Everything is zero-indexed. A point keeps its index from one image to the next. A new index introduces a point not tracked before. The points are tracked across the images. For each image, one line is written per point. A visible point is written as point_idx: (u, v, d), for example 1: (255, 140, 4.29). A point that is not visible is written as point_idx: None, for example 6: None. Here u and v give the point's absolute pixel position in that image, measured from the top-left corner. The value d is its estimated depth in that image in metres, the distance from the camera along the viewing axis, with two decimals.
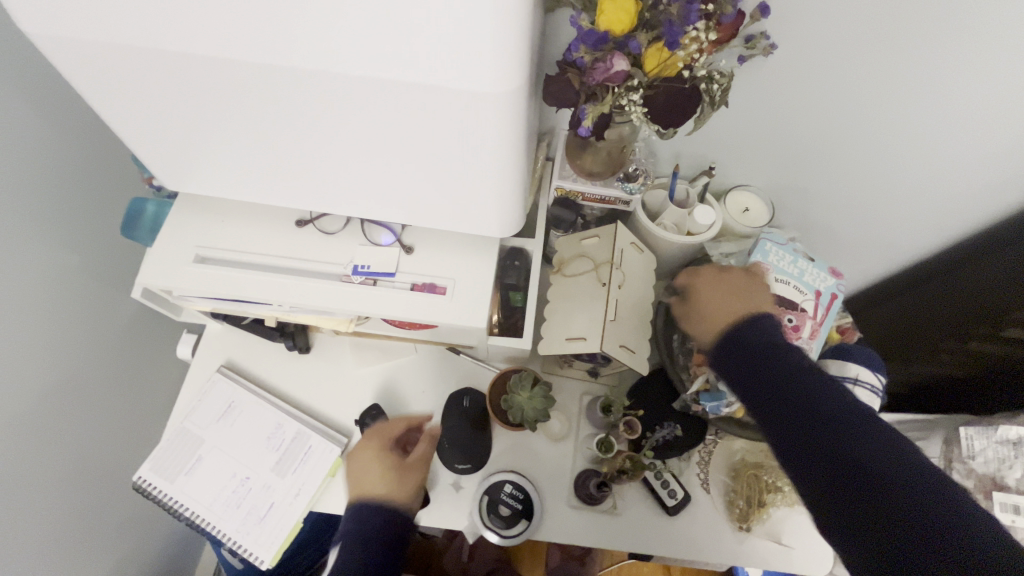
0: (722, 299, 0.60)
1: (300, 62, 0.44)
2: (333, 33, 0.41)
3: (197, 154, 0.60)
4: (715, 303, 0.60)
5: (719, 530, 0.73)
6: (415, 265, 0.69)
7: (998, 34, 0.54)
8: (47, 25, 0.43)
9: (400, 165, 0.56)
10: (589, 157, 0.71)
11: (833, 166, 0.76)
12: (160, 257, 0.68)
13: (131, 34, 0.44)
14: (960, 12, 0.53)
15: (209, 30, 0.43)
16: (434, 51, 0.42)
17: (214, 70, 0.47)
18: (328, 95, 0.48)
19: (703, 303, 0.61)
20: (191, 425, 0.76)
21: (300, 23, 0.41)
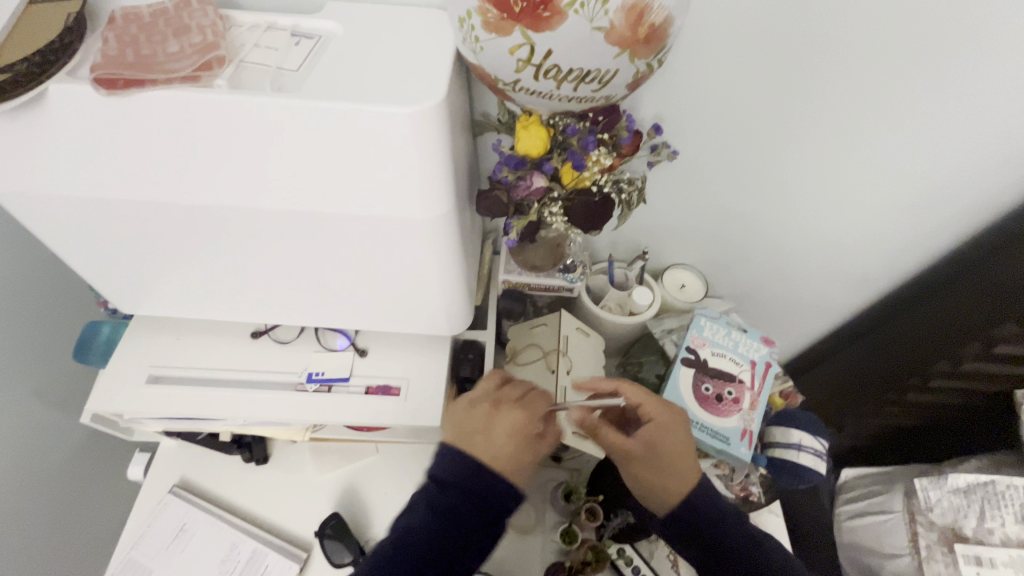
0: (681, 454, 0.58)
1: (250, 202, 0.49)
2: (278, 179, 0.47)
3: (151, 281, 0.63)
4: (680, 461, 0.58)
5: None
6: (369, 368, 0.71)
7: (854, 132, 0.65)
8: (15, 184, 0.47)
9: (347, 280, 0.60)
10: (530, 253, 0.77)
11: (753, 242, 0.85)
12: (113, 380, 0.68)
13: (93, 187, 0.48)
14: (820, 117, 0.64)
15: (165, 181, 0.48)
16: (368, 187, 0.47)
17: (168, 212, 0.51)
18: (276, 227, 0.52)
19: (670, 460, 0.58)
20: (139, 554, 0.72)
21: (248, 171, 0.46)
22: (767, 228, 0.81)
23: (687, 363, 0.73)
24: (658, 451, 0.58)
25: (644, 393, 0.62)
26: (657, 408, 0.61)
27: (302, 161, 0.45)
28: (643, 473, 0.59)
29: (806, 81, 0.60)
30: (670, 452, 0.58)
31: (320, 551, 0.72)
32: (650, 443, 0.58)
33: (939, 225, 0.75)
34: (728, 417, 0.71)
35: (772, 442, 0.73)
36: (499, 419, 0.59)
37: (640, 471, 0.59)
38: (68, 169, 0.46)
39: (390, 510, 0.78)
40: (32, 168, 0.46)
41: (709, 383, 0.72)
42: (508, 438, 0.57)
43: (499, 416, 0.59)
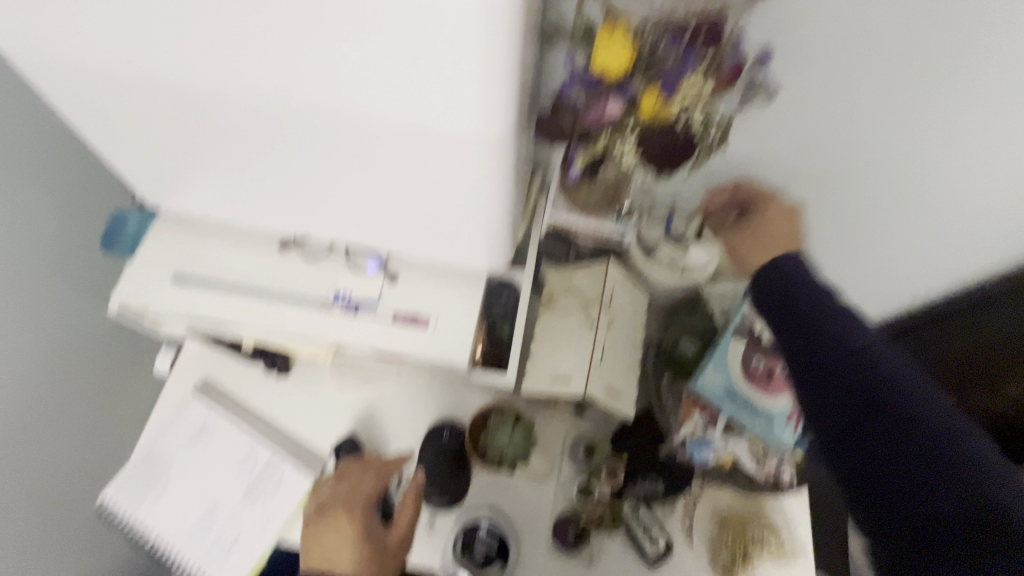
0: (783, 233, 0.60)
1: (281, 92, 0.43)
2: (314, 67, 0.40)
3: (176, 173, 0.58)
4: (777, 225, 0.60)
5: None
6: (398, 294, 0.67)
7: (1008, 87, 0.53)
8: (26, 45, 0.42)
9: (385, 196, 0.55)
10: (584, 193, 0.72)
11: (839, 208, 0.74)
12: (139, 274, 0.66)
13: (110, 57, 0.43)
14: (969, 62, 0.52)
15: (188, 57, 0.41)
16: (420, 89, 0.40)
17: (192, 95, 0.45)
18: (309, 125, 0.46)
19: (771, 230, 0.60)
20: (163, 446, 0.74)
21: (281, 53, 0.39)
22: (857, 194, 0.71)
23: (739, 335, 0.66)
24: (755, 226, 0.63)
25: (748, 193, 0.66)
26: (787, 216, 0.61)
27: (344, 47, 0.38)
28: (738, 240, 0.64)
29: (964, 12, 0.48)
30: (767, 231, 0.61)
31: (336, 468, 0.72)
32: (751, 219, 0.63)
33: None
34: (775, 396, 0.65)
35: None
36: (333, 523, 0.65)
37: (743, 240, 0.63)
38: (82, 32, 0.41)
39: (407, 437, 0.77)
40: (39, 24, 0.40)
41: (761, 359, 0.65)
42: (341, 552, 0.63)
43: (322, 535, 0.65)
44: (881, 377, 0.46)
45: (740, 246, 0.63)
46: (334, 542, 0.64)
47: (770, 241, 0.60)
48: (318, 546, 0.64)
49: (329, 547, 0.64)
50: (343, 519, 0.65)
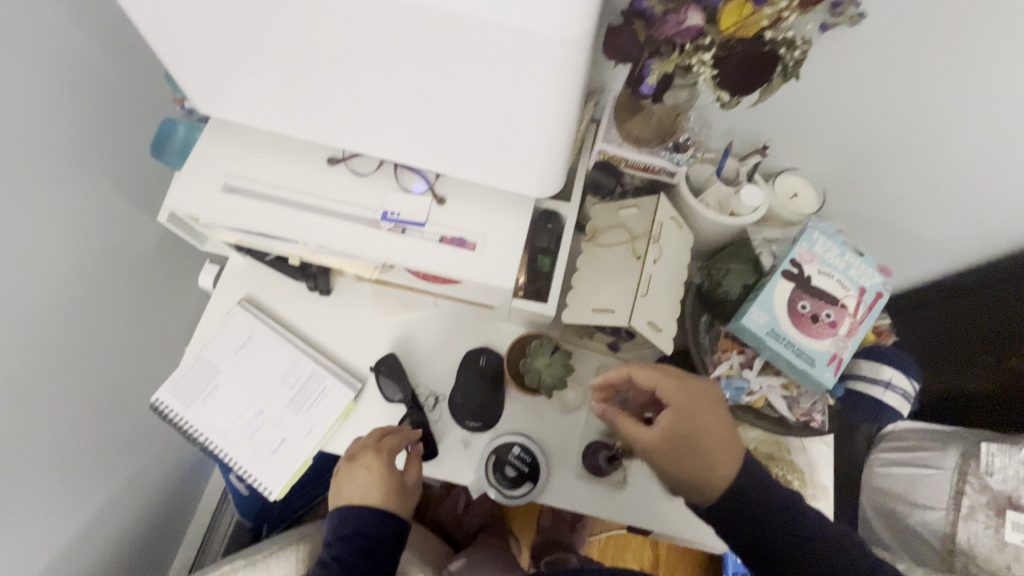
0: (716, 430, 0.58)
1: None
2: None
3: (229, 78, 0.58)
4: (711, 427, 0.58)
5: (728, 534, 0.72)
6: (446, 217, 0.67)
7: None
8: None
9: (446, 108, 0.53)
10: (639, 121, 0.67)
11: (900, 157, 0.72)
12: (189, 182, 0.67)
13: None
14: None
15: None
16: None
17: None
18: (375, 20, 0.45)
19: (696, 423, 0.58)
20: (209, 354, 0.76)
21: None
22: (925, 144, 0.68)
23: (787, 277, 0.66)
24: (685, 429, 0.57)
25: (674, 410, 0.58)
26: (672, 387, 0.60)
27: None
28: (680, 466, 0.57)
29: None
30: (703, 442, 0.57)
31: (375, 385, 0.75)
32: (672, 430, 0.57)
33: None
34: (820, 340, 0.64)
35: (856, 374, 0.67)
36: (359, 462, 0.65)
37: (671, 461, 0.57)
38: None
39: (442, 363, 0.79)
40: None
41: (807, 302, 0.65)
42: (369, 485, 0.64)
43: (353, 469, 0.65)
44: None
45: (662, 456, 0.57)
46: (362, 474, 0.64)
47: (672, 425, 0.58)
48: (346, 479, 0.65)
49: (359, 480, 0.64)
50: (367, 461, 0.65)
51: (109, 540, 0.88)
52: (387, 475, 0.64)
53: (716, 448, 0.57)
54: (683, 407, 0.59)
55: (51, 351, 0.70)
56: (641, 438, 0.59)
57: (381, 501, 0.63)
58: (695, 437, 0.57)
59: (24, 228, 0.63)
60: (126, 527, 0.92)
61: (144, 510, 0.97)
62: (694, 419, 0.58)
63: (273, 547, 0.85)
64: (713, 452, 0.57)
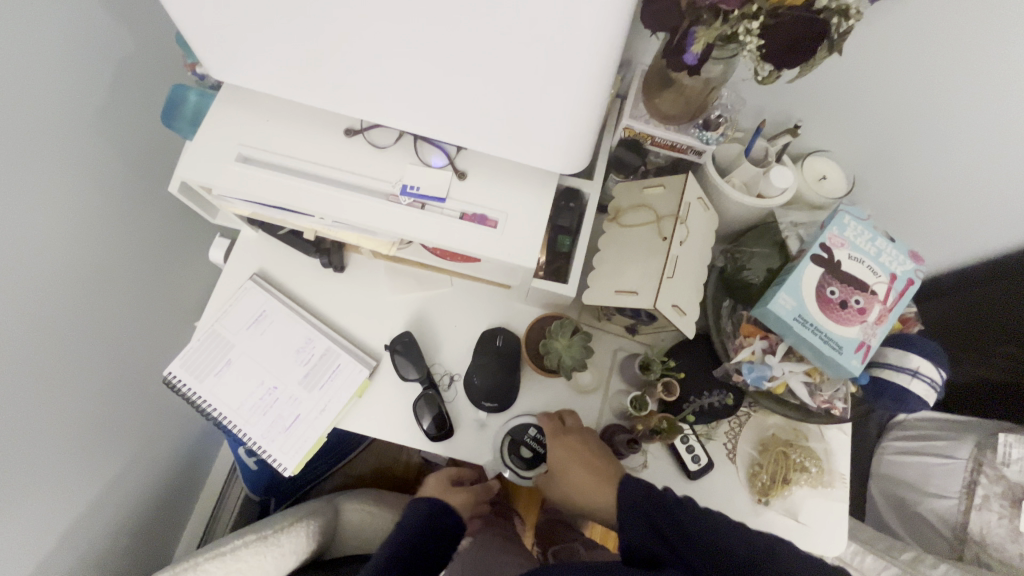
0: (589, 484, 0.65)
1: None
2: None
3: (245, 41, 0.55)
4: (585, 484, 0.66)
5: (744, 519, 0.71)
6: (466, 192, 0.65)
7: None
8: None
9: (473, 76, 0.51)
10: (669, 96, 0.64)
11: (938, 141, 0.69)
12: (202, 151, 0.65)
13: None
14: None
15: None
16: None
17: None
18: None
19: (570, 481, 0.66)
20: (222, 329, 0.75)
21: None
22: (966, 127, 0.65)
23: (817, 261, 0.64)
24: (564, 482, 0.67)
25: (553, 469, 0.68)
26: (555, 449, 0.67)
27: None
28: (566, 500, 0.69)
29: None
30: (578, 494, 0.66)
31: (391, 363, 0.74)
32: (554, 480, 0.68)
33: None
34: (848, 327, 0.63)
35: (881, 362, 0.66)
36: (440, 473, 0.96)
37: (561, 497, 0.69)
38: None
39: (458, 342, 0.78)
40: None
41: (836, 287, 0.63)
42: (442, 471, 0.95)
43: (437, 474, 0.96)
44: None
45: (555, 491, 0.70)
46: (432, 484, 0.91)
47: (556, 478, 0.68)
48: (426, 489, 0.87)
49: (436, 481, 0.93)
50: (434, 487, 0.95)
51: (119, 510, 0.88)
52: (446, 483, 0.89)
53: (586, 489, 0.66)
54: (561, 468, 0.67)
55: (60, 321, 0.69)
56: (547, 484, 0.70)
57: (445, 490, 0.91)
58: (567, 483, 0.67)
59: (32, 194, 0.62)
60: (136, 497, 0.93)
61: (153, 482, 0.97)
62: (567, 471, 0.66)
63: (282, 523, 0.85)
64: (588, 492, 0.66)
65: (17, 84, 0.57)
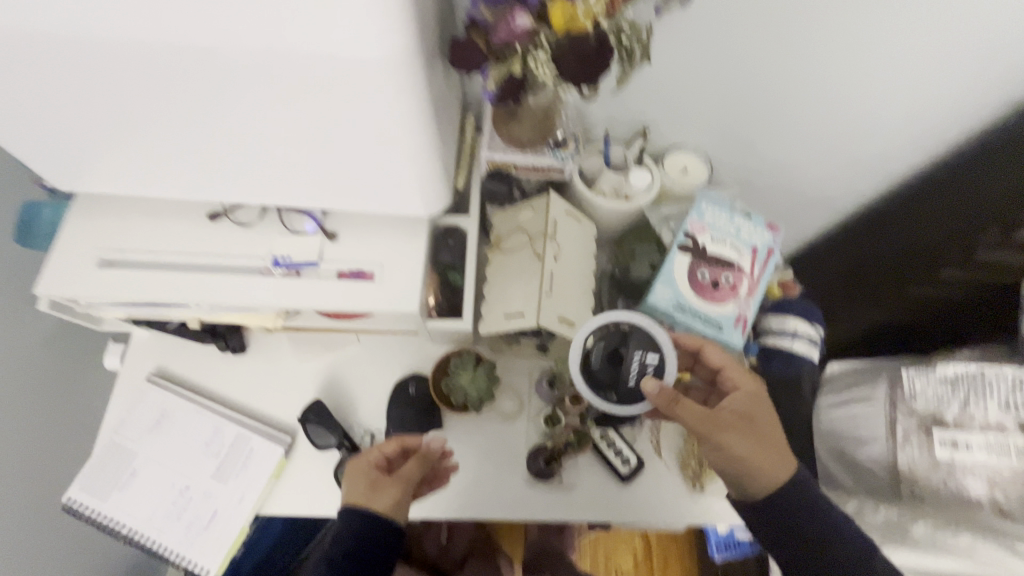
0: (773, 458, 0.57)
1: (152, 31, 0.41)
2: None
3: (79, 150, 0.56)
4: (777, 455, 0.57)
5: (682, 508, 0.73)
6: (340, 252, 0.66)
7: None
8: None
9: (302, 143, 0.53)
10: (518, 124, 0.69)
11: (769, 120, 0.75)
12: (62, 263, 0.63)
13: None
14: None
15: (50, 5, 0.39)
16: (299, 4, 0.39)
17: (66, 50, 0.43)
18: (194, 68, 0.44)
19: (767, 450, 0.57)
20: (122, 439, 0.72)
21: None
22: (786, 98, 0.71)
23: (684, 250, 0.68)
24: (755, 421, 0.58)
25: (750, 402, 0.60)
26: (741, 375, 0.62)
27: None
28: (739, 449, 0.57)
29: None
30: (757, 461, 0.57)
31: (306, 435, 0.72)
32: (744, 411, 0.59)
33: (995, 86, 0.64)
34: (724, 304, 0.66)
35: (766, 329, 0.70)
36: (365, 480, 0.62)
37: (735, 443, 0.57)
38: None
39: (373, 398, 0.77)
40: None
41: (706, 270, 0.67)
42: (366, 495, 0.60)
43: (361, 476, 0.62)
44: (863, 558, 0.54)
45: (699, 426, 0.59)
46: (354, 482, 0.62)
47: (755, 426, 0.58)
48: (353, 484, 0.62)
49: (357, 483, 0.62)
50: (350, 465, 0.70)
51: None
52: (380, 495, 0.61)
53: (773, 466, 0.57)
54: (759, 414, 0.59)
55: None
56: (698, 417, 0.58)
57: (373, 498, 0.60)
58: (760, 446, 0.57)
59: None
60: None
61: None
62: (756, 410, 0.59)
63: None
64: (770, 466, 0.57)
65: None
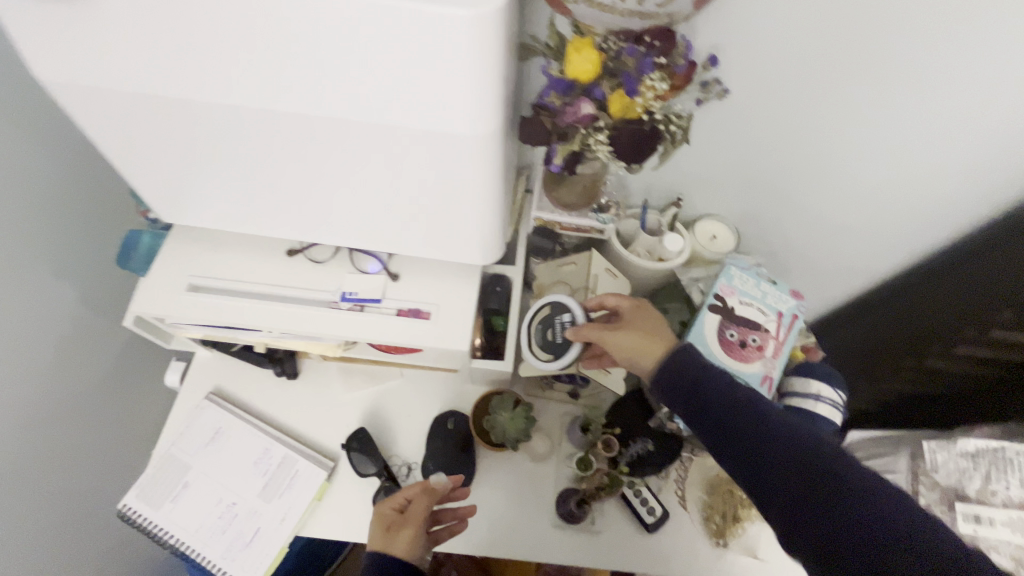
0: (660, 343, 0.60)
1: (283, 102, 0.50)
2: (313, 82, 0.48)
3: (191, 189, 0.65)
4: (664, 346, 0.60)
5: (708, 563, 0.74)
6: (401, 291, 0.73)
7: (905, 78, 0.62)
8: (63, 76, 0.49)
9: (385, 196, 0.61)
10: (564, 189, 0.76)
11: (792, 198, 0.82)
12: (156, 285, 0.71)
13: (135, 83, 0.49)
14: (871, 63, 0.61)
15: (207, 79, 0.49)
16: (412, 91, 0.47)
17: (209, 112, 0.52)
18: (311, 132, 0.53)
19: (656, 345, 0.60)
20: (179, 451, 0.77)
21: (286, 69, 0.47)
22: (810, 179, 0.78)
23: (713, 310, 0.73)
24: (648, 328, 0.63)
25: (642, 318, 0.65)
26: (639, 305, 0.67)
27: (343, 62, 0.46)
28: (631, 346, 0.61)
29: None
30: (644, 346, 0.60)
31: (348, 461, 0.76)
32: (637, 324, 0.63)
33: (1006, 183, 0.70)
34: (751, 363, 0.71)
35: (790, 391, 0.74)
36: (386, 523, 0.62)
37: (628, 345, 0.61)
38: (114, 65, 0.48)
39: (412, 430, 0.82)
40: (75, 60, 0.48)
41: (734, 330, 0.72)
42: (385, 537, 0.60)
43: (382, 522, 0.63)
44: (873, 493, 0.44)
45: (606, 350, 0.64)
46: (374, 527, 0.62)
47: (651, 334, 0.61)
48: (373, 529, 0.62)
49: (378, 527, 0.62)
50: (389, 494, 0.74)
51: None
52: (397, 537, 0.60)
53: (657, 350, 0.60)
54: (658, 330, 0.62)
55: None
56: (591, 333, 0.64)
57: (391, 539, 0.60)
58: (647, 338, 0.61)
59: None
60: None
61: None
62: (648, 323, 0.64)
63: None
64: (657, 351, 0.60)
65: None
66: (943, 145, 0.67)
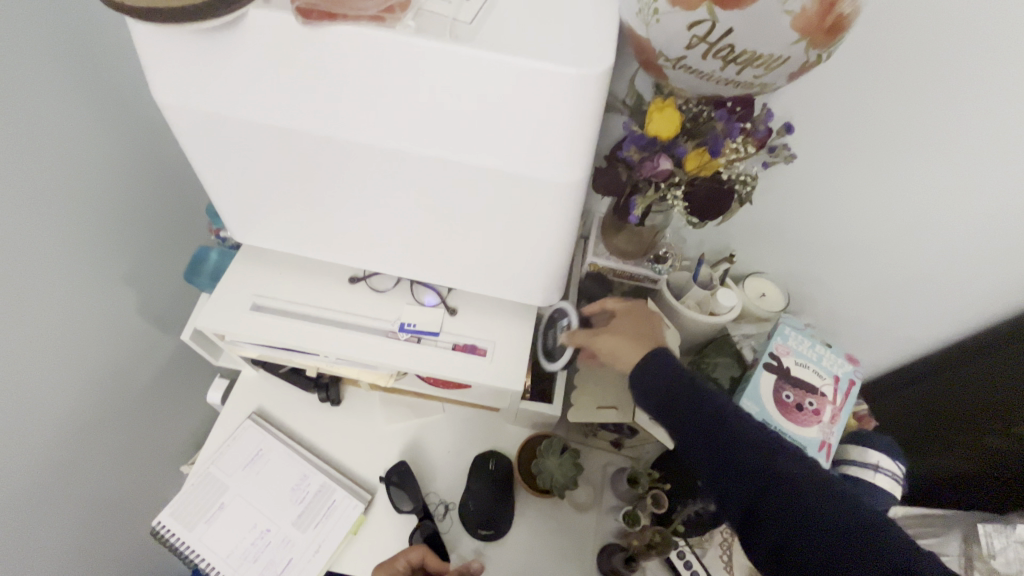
0: (631, 340, 0.64)
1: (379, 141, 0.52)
2: (413, 125, 0.50)
3: (269, 214, 0.67)
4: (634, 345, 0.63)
5: None
6: (457, 326, 0.73)
7: (970, 158, 0.63)
8: (178, 104, 0.53)
9: (458, 233, 0.63)
10: (622, 237, 0.78)
11: (846, 262, 0.83)
12: (219, 301, 0.73)
13: (243, 114, 0.53)
14: (936, 141, 0.63)
15: (312, 115, 0.52)
16: (506, 140, 0.50)
17: (305, 144, 0.55)
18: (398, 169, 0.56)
19: (627, 343, 0.64)
20: (217, 471, 0.76)
21: (389, 111, 0.49)
22: (866, 245, 0.79)
23: (769, 368, 0.73)
24: (622, 328, 0.66)
25: (618, 317, 0.68)
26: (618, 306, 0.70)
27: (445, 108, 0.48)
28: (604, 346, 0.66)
29: (959, 79, 0.57)
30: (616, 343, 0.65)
31: (386, 495, 0.75)
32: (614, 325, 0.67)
33: None
34: (808, 427, 0.70)
35: (847, 460, 0.71)
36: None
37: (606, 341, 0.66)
38: (229, 97, 0.51)
39: (451, 468, 0.80)
40: (193, 90, 0.51)
41: (790, 391, 0.71)
42: None
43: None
44: (808, 479, 0.49)
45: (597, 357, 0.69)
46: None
47: (627, 333, 0.65)
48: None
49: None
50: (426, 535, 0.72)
51: None
52: None
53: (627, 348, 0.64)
54: (633, 330, 0.66)
55: (38, 475, 0.69)
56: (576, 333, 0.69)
57: None
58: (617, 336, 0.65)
59: (39, 349, 0.67)
60: None
61: None
62: (623, 322, 0.67)
63: None
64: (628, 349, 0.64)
65: (43, 249, 0.65)
66: (1005, 224, 0.68)
